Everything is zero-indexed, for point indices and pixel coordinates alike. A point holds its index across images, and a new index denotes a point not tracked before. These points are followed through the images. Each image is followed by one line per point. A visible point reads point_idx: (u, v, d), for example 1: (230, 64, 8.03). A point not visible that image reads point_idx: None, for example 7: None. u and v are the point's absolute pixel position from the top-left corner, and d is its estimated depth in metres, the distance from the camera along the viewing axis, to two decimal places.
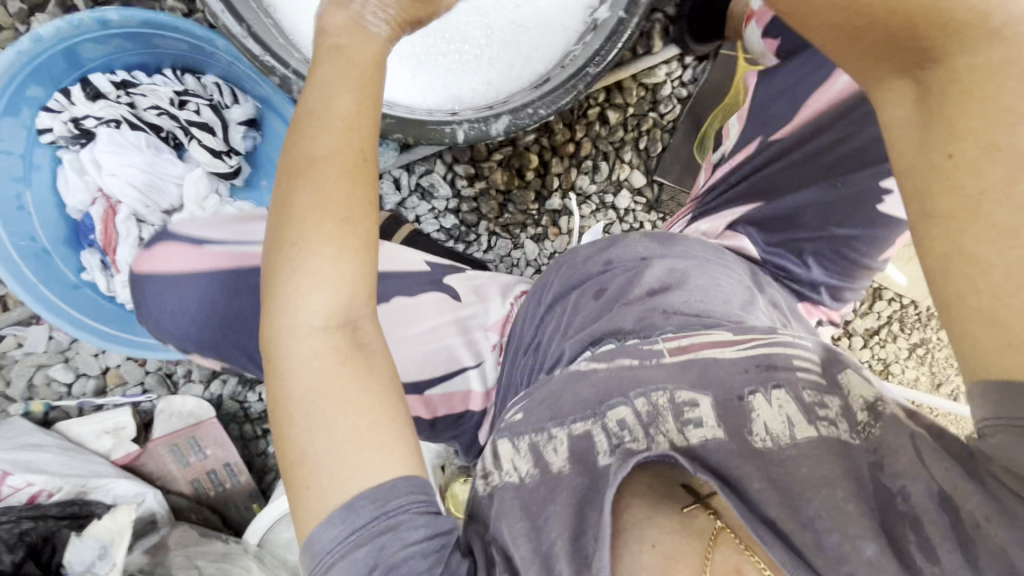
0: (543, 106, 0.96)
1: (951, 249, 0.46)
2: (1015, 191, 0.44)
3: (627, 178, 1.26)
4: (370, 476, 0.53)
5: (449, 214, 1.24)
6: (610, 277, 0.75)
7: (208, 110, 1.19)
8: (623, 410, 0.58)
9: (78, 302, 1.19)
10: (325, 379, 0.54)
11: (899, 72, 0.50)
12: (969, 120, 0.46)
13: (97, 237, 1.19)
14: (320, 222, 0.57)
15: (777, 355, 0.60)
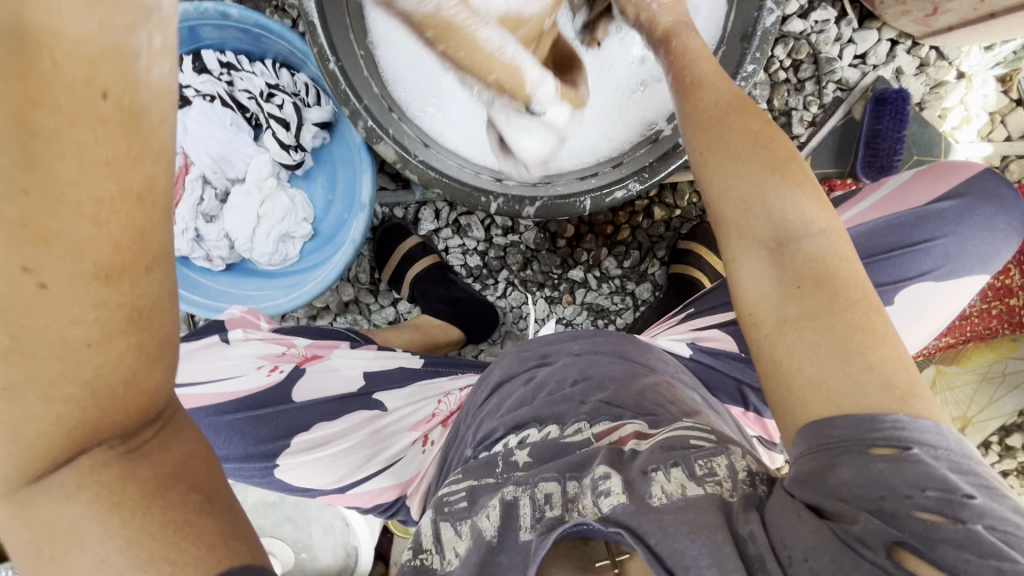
0: (587, 201, 1.03)
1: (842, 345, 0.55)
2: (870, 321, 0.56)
3: (653, 273, 1.38)
4: (102, 360, 0.34)
5: (511, 284, 1.39)
6: (556, 368, 0.86)
7: (291, 108, 1.17)
8: (553, 485, 0.62)
9: None
10: (72, 412, 0.34)
11: (778, 200, 0.63)
12: (856, 333, 0.55)
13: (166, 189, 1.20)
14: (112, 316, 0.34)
15: (678, 440, 0.63)
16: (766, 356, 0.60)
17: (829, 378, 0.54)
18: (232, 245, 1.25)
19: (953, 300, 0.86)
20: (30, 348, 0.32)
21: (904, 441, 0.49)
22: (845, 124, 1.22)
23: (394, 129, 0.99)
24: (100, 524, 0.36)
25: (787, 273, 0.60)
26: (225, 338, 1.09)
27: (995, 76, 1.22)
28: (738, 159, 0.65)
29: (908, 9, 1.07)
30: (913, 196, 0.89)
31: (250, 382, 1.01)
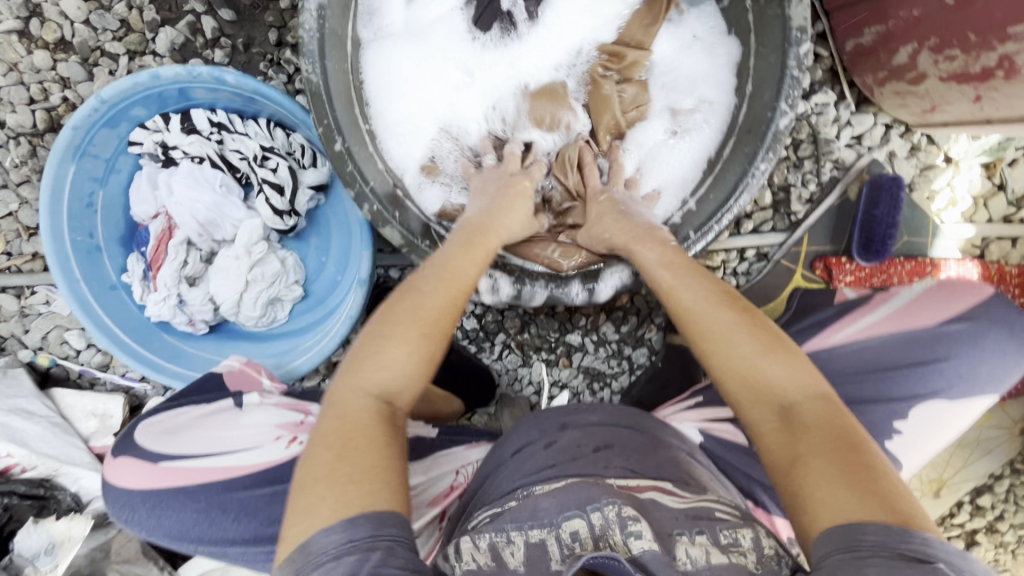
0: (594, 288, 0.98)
1: (835, 472, 0.61)
2: (853, 446, 0.63)
3: (650, 338, 1.38)
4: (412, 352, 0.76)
5: (508, 347, 1.36)
6: (568, 436, 0.93)
7: (286, 171, 1.11)
8: (577, 522, 0.70)
9: (112, 305, 1.11)
10: (403, 370, 0.75)
11: (750, 348, 0.71)
12: (845, 462, 0.62)
13: (148, 250, 1.12)
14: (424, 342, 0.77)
15: (704, 508, 0.78)
16: (788, 497, 0.63)
17: (825, 501, 0.60)
18: (218, 308, 1.18)
19: (960, 418, 0.88)
20: (416, 332, 0.77)
21: (929, 552, 0.54)
22: (840, 203, 1.25)
23: (397, 208, 0.95)
24: (383, 444, 0.70)
25: (800, 438, 0.66)
26: (237, 402, 0.94)
27: (980, 163, 1.26)
28: (727, 340, 0.72)
29: (906, 103, 1.09)
30: (923, 315, 0.92)
31: (269, 456, 0.88)
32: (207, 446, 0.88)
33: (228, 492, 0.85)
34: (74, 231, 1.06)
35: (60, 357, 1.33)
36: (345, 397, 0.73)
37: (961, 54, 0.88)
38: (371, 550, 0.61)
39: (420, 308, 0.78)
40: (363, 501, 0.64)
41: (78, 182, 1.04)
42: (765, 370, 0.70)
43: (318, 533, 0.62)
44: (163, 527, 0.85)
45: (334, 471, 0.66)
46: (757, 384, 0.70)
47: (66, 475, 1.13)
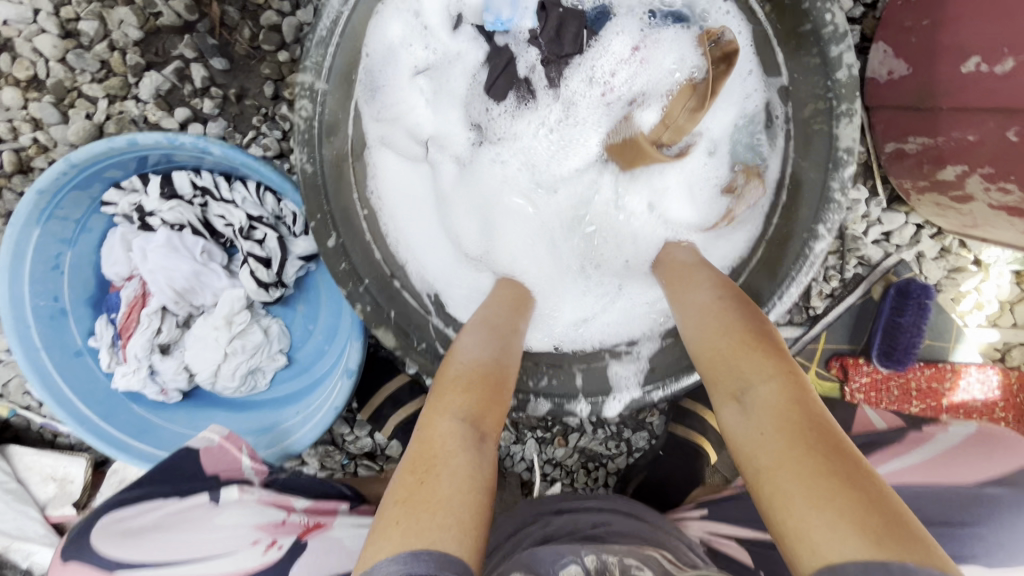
0: (600, 401, 0.92)
1: (815, 482, 0.52)
2: (842, 459, 0.54)
3: (651, 422, 1.31)
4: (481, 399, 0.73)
5: (502, 425, 1.30)
6: (569, 522, 1.00)
7: (274, 242, 1.02)
8: (572, 569, 0.73)
9: (76, 374, 1.02)
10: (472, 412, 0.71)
11: (741, 343, 0.68)
12: (828, 474, 0.53)
13: (118, 316, 1.03)
14: (490, 395, 0.74)
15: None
16: (769, 522, 0.55)
17: (801, 513, 0.52)
18: (193, 377, 1.09)
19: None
20: (483, 376, 0.75)
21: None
22: (862, 304, 1.18)
23: (392, 309, 0.87)
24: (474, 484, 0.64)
25: (764, 431, 0.59)
26: (213, 497, 0.82)
27: (1011, 269, 1.20)
28: (693, 336, 0.73)
29: (944, 214, 1.02)
30: (955, 469, 0.84)
31: (246, 563, 0.74)
32: (175, 549, 0.74)
33: None
34: (37, 296, 0.97)
35: (22, 408, 1.24)
36: (435, 424, 0.68)
37: (1016, 190, 0.81)
38: None
39: (493, 355, 0.79)
40: (436, 532, 0.57)
41: (42, 245, 0.95)
42: (745, 363, 0.65)
43: (382, 560, 0.56)
44: None
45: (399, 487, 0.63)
46: (745, 381, 0.64)
47: (20, 551, 1.05)
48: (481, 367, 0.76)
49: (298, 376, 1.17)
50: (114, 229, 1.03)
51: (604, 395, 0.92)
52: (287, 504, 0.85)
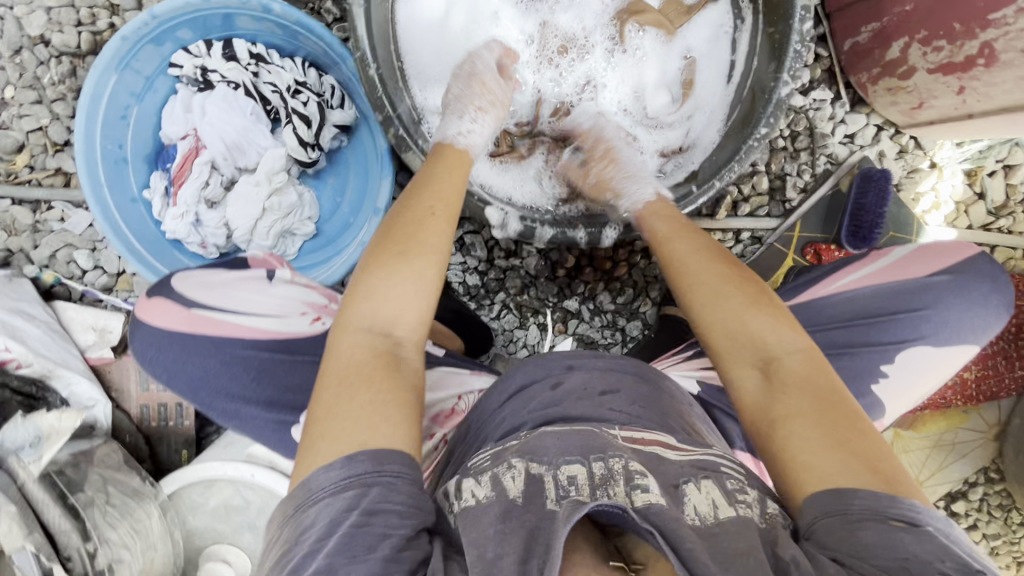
0: (598, 230, 1.04)
1: (822, 433, 0.67)
2: (838, 407, 0.70)
3: (644, 312, 1.42)
4: (384, 289, 0.77)
5: (507, 308, 1.40)
6: (567, 377, 0.87)
7: (315, 107, 1.16)
8: (577, 467, 0.67)
9: (130, 216, 1.15)
10: (382, 308, 0.77)
11: (747, 308, 0.79)
12: (833, 423, 0.68)
13: (173, 168, 1.17)
14: (394, 279, 0.78)
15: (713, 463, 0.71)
16: (771, 460, 0.70)
17: (809, 456, 0.66)
18: (230, 235, 1.21)
19: (945, 362, 1.02)
20: (389, 265, 0.78)
21: (914, 517, 0.59)
22: (832, 194, 1.33)
23: (421, 139, 1.01)
24: (378, 376, 0.71)
25: (778, 392, 0.73)
26: (268, 274, 0.99)
27: (963, 169, 1.35)
28: (720, 296, 0.81)
29: (896, 100, 1.18)
30: (913, 268, 1.05)
31: (291, 328, 0.94)
32: (238, 306, 0.94)
33: (250, 349, 0.91)
34: (105, 138, 1.11)
35: (65, 277, 1.34)
36: (346, 334, 0.75)
37: (947, 44, 0.97)
38: (370, 486, 0.63)
39: (400, 242, 0.80)
40: (364, 435, 0.66)
41: (116, 92, 1.10)
42: (753, 328, 0.78)
43: (318, 471, 0.65)
44: (186, 370, 0.91)
45: (323, 401, 0.70)
46: (754, 344, 0.77)
47: (60, 379, 1.14)
48: (388, 256, 0.79)
49: (323, 243, 1.29)
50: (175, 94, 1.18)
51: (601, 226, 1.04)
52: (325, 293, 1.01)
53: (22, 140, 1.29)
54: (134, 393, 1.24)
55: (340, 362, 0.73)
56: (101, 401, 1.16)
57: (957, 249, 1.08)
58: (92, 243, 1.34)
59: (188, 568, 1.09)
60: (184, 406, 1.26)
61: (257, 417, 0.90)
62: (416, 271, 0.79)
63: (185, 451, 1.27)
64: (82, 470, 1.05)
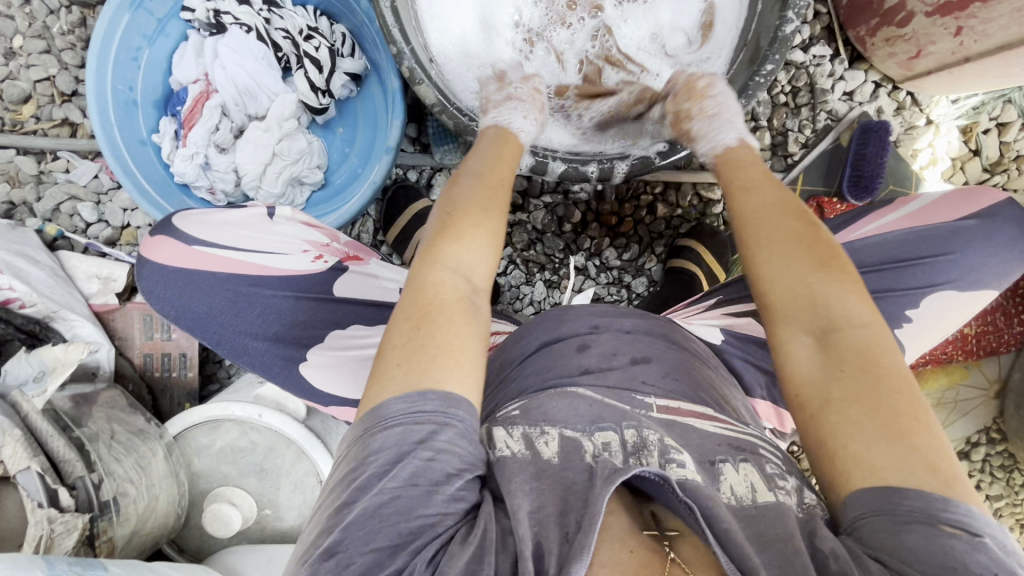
0: (608, 166, 1.05)
1: (880, 420, 0.62)
2: (901, 396, 0.63)
3: (650, 268, 1.43)
4: (466, 244, 0.75)
5: (514, 264, 1.41)
6: (593, 339, 0.88)
7: (326, 52, 1.17)
8: (610, 435, 0.69)
9: (139, 158, 1.15)
10: (467, 263, 0.74)
11: (816, 274, 0.73)
12: (891, 411, 0.62)
13: (182, 111, 1.17)
14: (477, 235, 0.76)
15: (746, 439, 0.74)
16: (812, 438, 0.66)
17: (860, 446, 0.61)
18: (239, 181, 1.21)
19: (969, 305, 1.05)
20: (464, 220, 0.77)
21: (969, 523, 0.55)
22: (833, 149, 1.35)
23: (432, 73, 1.02)
24: (464, 322, 0.69)
25: (836, 369, 0.67)
26: (268, 211, 0.98)
27: (958, 126, 1.39)
28: (781, 260, 0.75)
29: (894, 51, 1.21)
30: (941, 214, 1.08)
31: (294, 265, 0.94)
32: (240, 245, 0.94)
33: (256, 287, 0.92)
34: (116, 79, 1.11)
35: (68, 230, 1.33)
36: (432, 277, 0.72)
37: None
38: (443, 424, 0.62)
39: (476, 203, 0.80)
40: (440, 376, 0.64)
41: (128, 32, 1.11)
42: (819, 297, 0.72)
43: (390, 401, 0.63)
44: (195, 306, 0.92)
45: (394, 342, 0.67)
46: (818, 313, 0.71)
47: (64, 321, 1.12)
48: (462, 212, 0.78)
49: (330, 194, 1.29)
50: (186, 39, 1.18)
51: (608, 163, 1.05)
52: (323, 232, 1.01)
53: (29, 90, 1.28)
54: (138, 342, 1.23)
55: (425, 304, 0.69)
56: (105, 346, 1.15)
57: (982, 196, 1.09)
58: (97, 196, 1.33)
59: (193, 513, 1.07)
60: (188, 357, 1.24)
61: (265, 352, 0.92)
62: (492, 230, 0.78)
63: (187, 404, 1.25)
64: (86, 411, 1.03)
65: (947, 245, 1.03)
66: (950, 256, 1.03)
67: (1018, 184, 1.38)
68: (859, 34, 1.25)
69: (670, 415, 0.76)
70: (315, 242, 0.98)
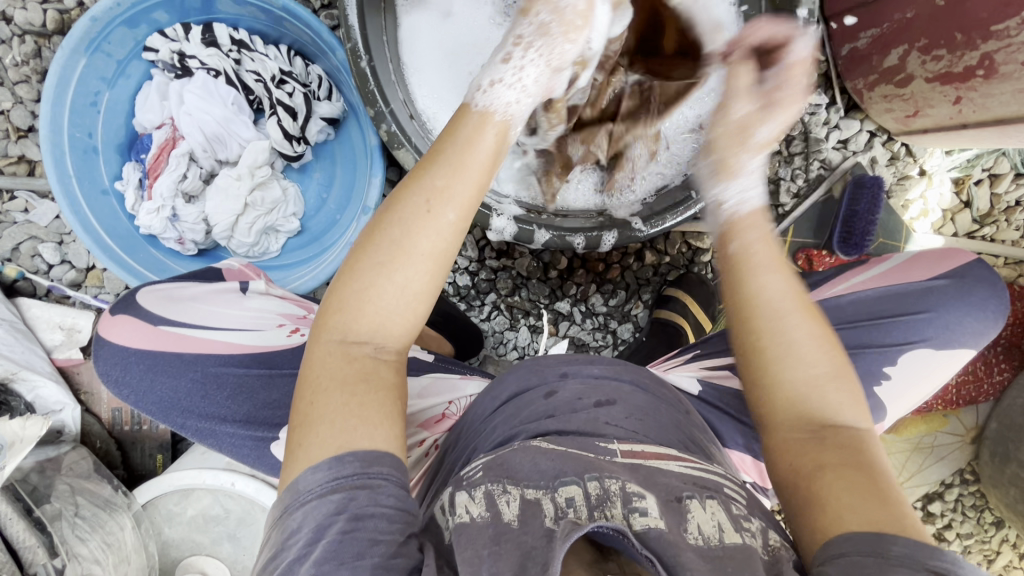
0: (594, 235, 1.01)
1: (870, 492, 0.55)
2: (891, 485, 0.57)
3: (636, 314, 1.40)
4: (400, 262, 0.63)
5: (498, 310, 1.38)
6: (561, 386, 0.80)
7: (301, 98, 1.11)
8: (574, 489, 0.59)
9: (101, 210, 1.09)
10: (406, 286, 0.63)
11: (823, 363, 0.65)
12: (882, 488, 0.56)
13: (147, 159, 1.11)
14: (411, 254, 0.63)
15: (710, 480, 0.66)
16: (799, 503, 0.59)
17: (845, 507, 0.55)
18: (210, 231, 1.14)
19: (947, 368, 0.96)
20: (398, 235, 0.63)
21: (956, 571, 0.48)
22: (825, 200, 1.33)
23: (412, 133, 0.96)
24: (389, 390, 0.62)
25: (828, 449, 0.61)
26: (241, 286, 0.89)
27: (951, 177, 1.36)
28: (803, 351, 0.65)
29: (891, 108, 1.18)
30: (915, 272, 1.01)
31: (269, 341, 0.83)
32: (209, 318, 0.83)
33: (225, 365, 0.79)
34: (73, 126, 1.04)
35: (29, 272, 1.26)
36: (361, 322, 0.63)
37: (946, 54, 0.97)
38: (360, 487, 0.56)
39: (413, 207, 0.64)
40: (354, 437, 0.58)
41: (86, 76, 1.03)
42: (819, 386, 0.64)
43: (306, 472, 0.57)
44: (156, 391, 0.79)
45: (330, 408, 0.60)
46: (813, 398, 0.64)
47: (24, 382, 1.08)
48: (394, 219, 0.64)
49: (305, 242, 1.23)
50: (150, 80, 1.12)
51: (593, 234, 1.02)
52: (298, 302, 0.91)
53: None
54: (105, 397, 1.18)
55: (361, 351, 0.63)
56: (69, 406, 1.11)
57: (954, 256, 1.02)
58: (59, 235, 1.26)
59: None
60: None
61: (236, 435, 0.77)
62: (425, 237, 0.63)
63: (159, 456, 1.21)
64: (49, 479, 1.00)
65: (937, 305, 0.96)
66: (933, 322, 0.95)
67: (1006, 235, 1.38)
68: (858, 88, 1.20)
69: (636, 457, 0.66)
70: (287, 317, 0.86)
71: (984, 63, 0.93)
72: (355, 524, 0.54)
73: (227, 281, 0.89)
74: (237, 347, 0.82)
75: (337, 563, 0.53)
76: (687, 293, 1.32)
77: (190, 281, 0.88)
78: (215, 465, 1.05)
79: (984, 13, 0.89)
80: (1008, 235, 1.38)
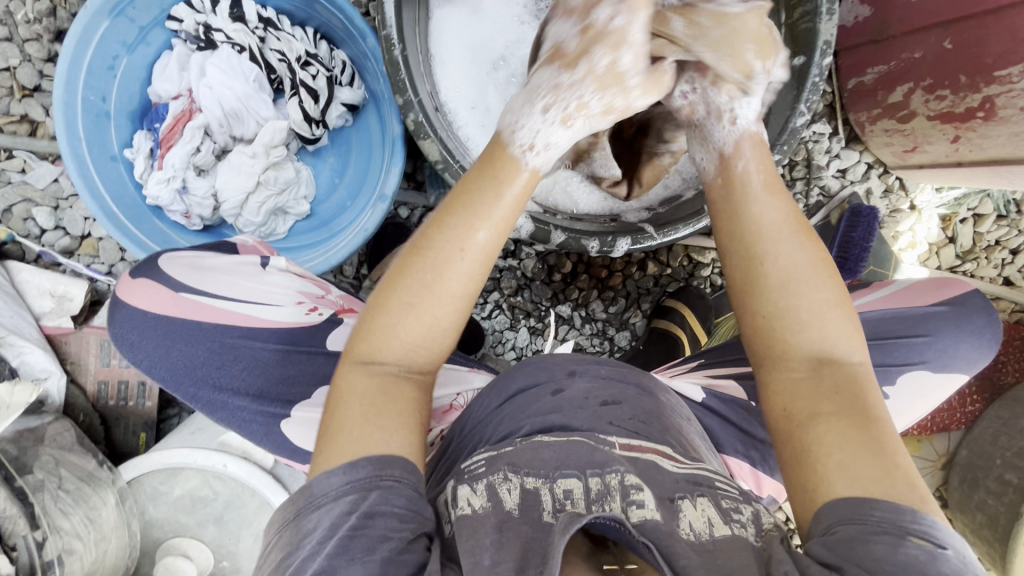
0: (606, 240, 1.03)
1: (862, 438, 0.57)
2: (881, 420, 0.58)
3: (634, 323, 1.43)
4: (427, 302, 0.62)
5: (500, 309, 1.39)
6: (568, 383, 0.81)
7: (324, 81, 1.10)
8: (573, 481, 0.60)
9: (108, 176, 1.06)
10: (430, 321, 0.62)
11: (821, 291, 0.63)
12: (872, 429, 0.57)
13: (161, 129, 1.09)
14: (440, 294, 0.62)
15: (704, 477, 0.66)
16: (793, 447, 0.59)
17: (836, 460, 0.56)
18: (218, 207, 1.13)
19: (938, 391, 1.00)
20: (428, 273, 0.61)
21: (935, 535, 0.50)
22: (822, 225, 1.39)
23: (437, 124, 0.97)
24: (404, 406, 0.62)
25: (822, 386, 0.61)
26: (263, 261, 0.86)
27: (939, 214, 1.44)
28: (802, 277, 0.63)
29: (891, 142, 1.24)
30: (919, 297, 1.05)
31: (286, 318, 0.82)
32: (226, 291, 0.82)
33: (235, 339, 0.78)
34: (88, 89, 1.02)
35: (20, 235, 1.21)
36: (382, 351, 0.63)
37: (949, 95, 1.03)
38: (371, 489, 0.55)
39: (444, 247, 0.61)
40: (359, 440, 0.58)
41: (106, 39, 1.02)
42: (812, 313, 0.63)
43: (319, 477, 0.57)
44: (167, 361, 0.78)
45: (351, 417, 0.59)
46: (809, 331, 0.63)
47: (10, 347, 1.04)
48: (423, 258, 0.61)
49: (314, 226, 1.22)
50: (170, 49, 1.10)
51: (605, 239, 1.03)
52: (310, 280, 0.89)
53: None
54: (93, 368, 1.14)
55: (376, 375, 0.62)
56: (55, 374, 1.08)
57: (956, 285, 1.08)
58: (56, 200, 1.22)
59: (144, 561, 1.01)
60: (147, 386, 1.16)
61: (244, 411, 0.76)
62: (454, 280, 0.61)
63: (143, 434, 1.16)
64: (32, 450, 0.96)
65: (928, 328, 1.01)
66: (923, 345, 1.00)
67: (984, 272, 1.45)
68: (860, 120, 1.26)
69: (635, 451, 0.67)
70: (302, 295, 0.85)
71: (982, 105, 0.99)
72: (367, 522, 0.54)
73: (245, 255, 0.87)
74: (248, 322, 0.80)
75: (347, 560, 0.52)
76: (686, 305, 1.35)
77: (208, 253, 0.86)
78: (207, 444, 1.03)
79: (989, 58, 0.94)
80: (987, 272, 1.45)
